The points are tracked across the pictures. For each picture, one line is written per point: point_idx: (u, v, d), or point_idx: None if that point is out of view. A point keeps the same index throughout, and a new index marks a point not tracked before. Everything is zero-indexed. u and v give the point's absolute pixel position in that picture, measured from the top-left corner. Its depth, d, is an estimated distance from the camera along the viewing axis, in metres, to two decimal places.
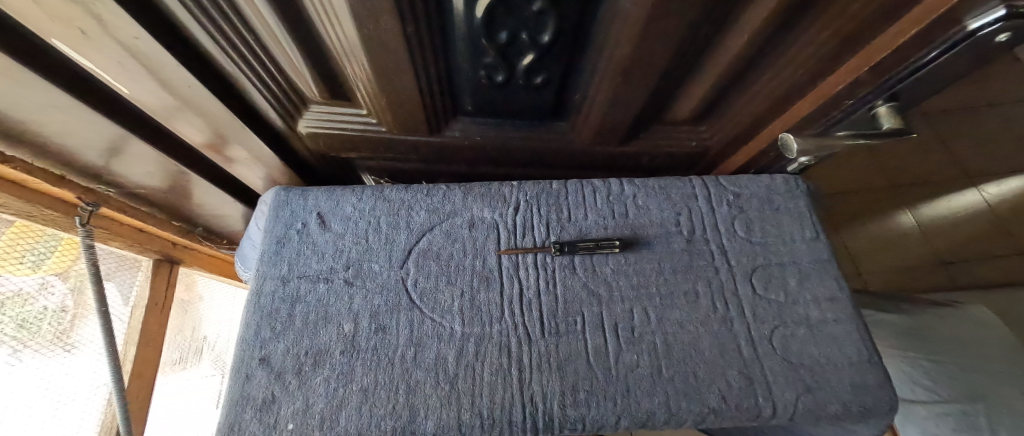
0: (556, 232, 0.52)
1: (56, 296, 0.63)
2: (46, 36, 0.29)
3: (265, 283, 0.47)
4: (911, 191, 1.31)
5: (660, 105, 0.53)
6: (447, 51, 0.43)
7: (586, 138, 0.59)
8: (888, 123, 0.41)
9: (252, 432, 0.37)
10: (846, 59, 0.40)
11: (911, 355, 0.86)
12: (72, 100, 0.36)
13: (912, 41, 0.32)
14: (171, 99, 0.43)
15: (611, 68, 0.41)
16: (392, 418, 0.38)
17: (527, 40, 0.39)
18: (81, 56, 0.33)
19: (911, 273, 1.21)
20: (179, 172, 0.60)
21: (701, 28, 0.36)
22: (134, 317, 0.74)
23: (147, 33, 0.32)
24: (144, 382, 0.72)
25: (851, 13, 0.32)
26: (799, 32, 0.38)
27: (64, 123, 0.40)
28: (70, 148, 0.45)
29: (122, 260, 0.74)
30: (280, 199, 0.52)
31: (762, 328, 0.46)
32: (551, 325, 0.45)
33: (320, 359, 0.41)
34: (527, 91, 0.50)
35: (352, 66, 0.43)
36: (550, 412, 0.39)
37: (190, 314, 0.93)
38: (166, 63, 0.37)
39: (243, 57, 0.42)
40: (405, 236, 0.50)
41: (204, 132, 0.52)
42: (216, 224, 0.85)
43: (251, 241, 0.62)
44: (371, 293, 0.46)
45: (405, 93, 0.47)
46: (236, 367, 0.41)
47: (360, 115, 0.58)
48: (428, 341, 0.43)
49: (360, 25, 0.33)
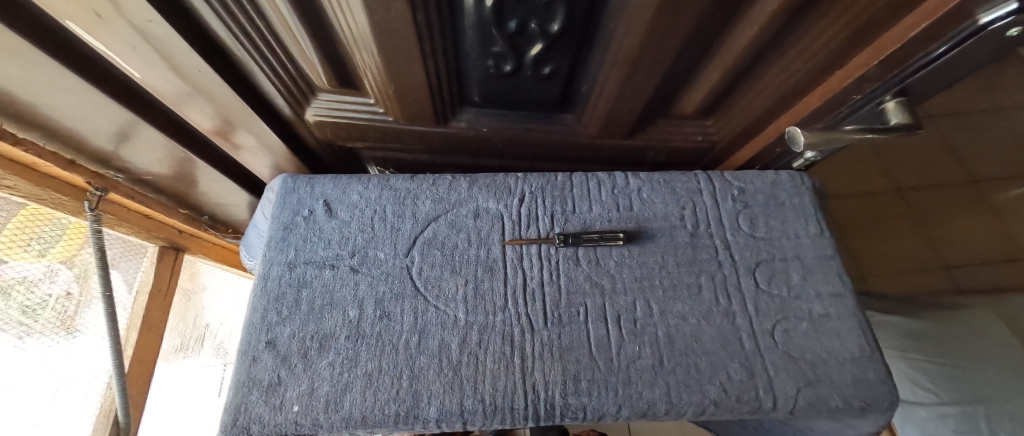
0: (561, 223, 0.52)
1: (61, 282, 0.64)
2: (61, 18, 0.29)
3: (272, 268, 0.47)
4: (915, 193, 1.31)
5: (667, 99, 0.53)
6: (456, 40, 0.43)
7: (591, 132, 0.59)
8: (896, 118, 0.40)
9: (258, 413, 0.37)
10: (856, 54, 0.40)
11: (911, 356, 0.87)
12: (83, 82, 0.36)
13: (922, 36, 0.32)
14: (181, 83, 0.43)
15: (619, 60, 0.41)
16: (396, 403, 0.38)
17: (536, 29, 0.39)
18: (93, 38, 0.33)
19: (915, 275, 1.21)
20: (186, 159, 0.61)
21: (710, 21, 0.37)
22: (138, 303, 0.74)
23: (159, 16, 0.32)
24: (144, 368, 0.73)
25: (863, 6, 0.32)
26: (808, 26, 0.37)
27: (74, 107, 0.40)
28: (80, 132, 0.46)
29: (127, 247, 0.75)
30: (287, 186, 0.52)
31: (764, 322, 0.46)
32: (554, 316, 0.45)
33: (326, 344, 0.42)
34: (535, 82, 0.50)
35: (361, 54, 0.43)
36: (552, 400, 0.39)
37: (193, 303, 0.94)
38: (177, 48, 0.37)
39: (253, 43, 0.42)
40: (410, 225, 0.51)
41: (212, 118, 0.52)
42: (221, 211, 0.86)
43: (258, 229, 0.63)
44: (376, 280, 0.46)
45: (413, 82, 0.47)
46: (242, 350, 0.42)
47: (367, 104, 0.58)
48: (432, 329, 0.43)
49: (371, 12, 0.34)
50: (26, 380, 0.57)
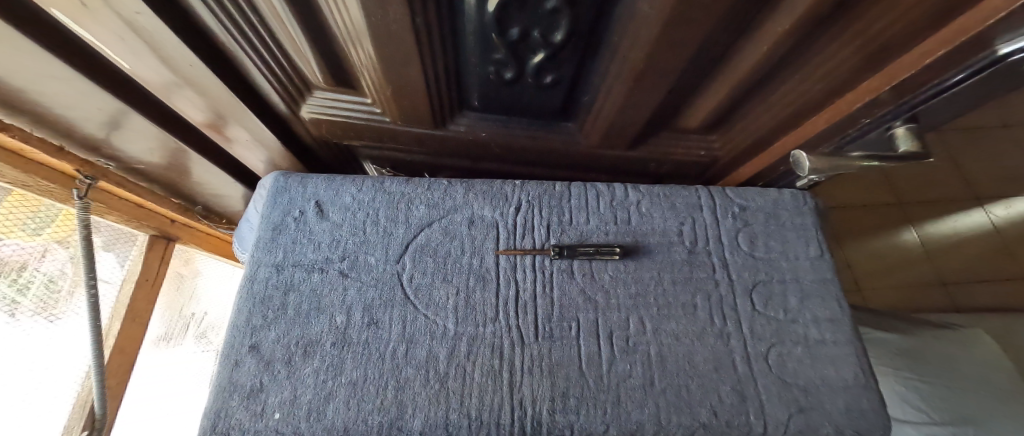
0: (557, 234, 0.51)
1: (54, 263, 0.64)
2: (46, 6, 0.28)
3: (259, 269, 0.46)
4: (916, 209, 1.29)
5: (671, 111, 0.52)
6: (456, 45, 0.42)
7: (592, 142, 0.58)
8: (905, 145, 0.40)
9: (238, 419, 0.36)
10: (867, 77, 0.39)
11: (904, 374, 0.85)
12: (70, 72, 0.35)
13: (936, 65, 0.31)
14: (172, 76, 0.42)
15: (623, 72, 0.40)
16: (380, 414, 0.37)
17: (539, 38, 0.38)
18: (80, 27, 0.32)
19: (911, 292, 1.21)
20: (178, 150, 0.59)
21: (717, 37, 0.35)
22: (124, 291, 0.74)
23: (150, 9, 0.31)
24: (124, 359, 0.72)
25: (875, 31, 0.31)
26: (819, 49, 0.36)
27: (61, 95, 0.39)
28: (68, 120, 0.45)
29: (117, 234, 0.74)
30: (279, 184, 0.51)
31: (759, 345, 0.45)
32: (546, 330, 0.45)
33: (311, 350, 0.41)
34: (537, 89, 0.49)
35: (358, 54, 0.42)
36: (538, 417, 0.39)
37: (183, 290, 0.93)
38: (168, 41, 0.36)
39: (248, 39, 0.41)
40: (403, 230, 0.50)
41: (204, 110, 0.51)
42: (215, 203, 0.85)
43: (250, 223, 0.62)
44: (365, 285, 0.45)
45: (411, 84, 0.46)
46: (225, 353, 0.41)
47: (364, 104, 0.57)
48: (421, 338, 0.43)
49: (369, 13, 0.32)
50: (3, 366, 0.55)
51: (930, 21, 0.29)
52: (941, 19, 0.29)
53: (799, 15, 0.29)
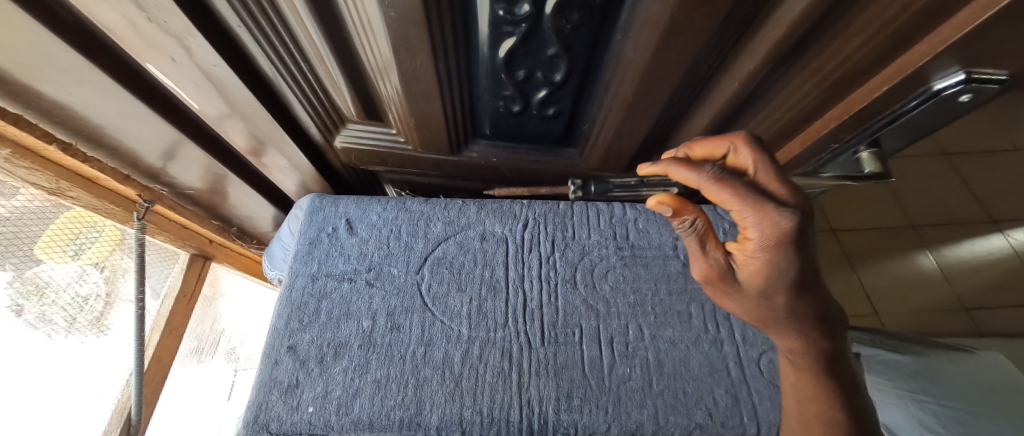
0: (561, 249, 0.56)
1: (89, 285, 0.65)
2: (144, 61, 0.37)
3: (297, 279, 0.52)
4: (930, 231, 1.27)
5: (662, 136, 0.58)
6: (471, 83, 0.50)
7: (592, 165, 0.64)
8: (870, 167, 0.46)
9: (277, 412, 0.41)
10: (829, 107, 0.44)
11: (921, 399, 0.82)
12: (146, 110, 0.43)
13: (883, 95, 0.36)
14: (228, 111, 0.50)
15: (615, 102, 0.46)
16: (401, 409, 0.42)
17: (542, 78, 0.45)
18: (166, 77, 0.40)
19: (927, 317, 1.22)
20: (222, 175, 0.67)
21: (693, 75, 0.42)
22: (165, 305, 0.80)
23: (223, 61, 0.39)
24: (159, 367, 0.77)
25: (829, 68, 0.37)
26: (783, 83, 0.42)
27: (134, 129, 0.47)
28: (136, 152, 0.52)
29: (163, 253, 0.80)
30: (315, 205, 0.58)
31: (751, 351, 0.48)
32: (551, 335, 0.49)
33: (340, 351, 0.46)
34: (541, 119, 0.56)
35: (386, 87, 0.49)
36: (545, 415, 0.42)
37: (212, 308, 0.98)
38: (233, 85, 0.44)
39: (296, 79, 0.49)
40: (423, 244, 0.55)
41: (248, 139, 0.59)
42: (249, 225, 0.93)
43: (282, 242, 0.69)
44: (389, 294, 0.51)
45: (431, 116, 0.53)
46: (267, 353, 0.46)
47: (389, 133, 0.65)
48: (438, 342, 0.47)
49: (400, 61, 0.40)
50: (53, 373, 0.59)
51: (868, 62, 0.35)
52: (878, 61, 0.34)
53: (760, 55, 0.35)
